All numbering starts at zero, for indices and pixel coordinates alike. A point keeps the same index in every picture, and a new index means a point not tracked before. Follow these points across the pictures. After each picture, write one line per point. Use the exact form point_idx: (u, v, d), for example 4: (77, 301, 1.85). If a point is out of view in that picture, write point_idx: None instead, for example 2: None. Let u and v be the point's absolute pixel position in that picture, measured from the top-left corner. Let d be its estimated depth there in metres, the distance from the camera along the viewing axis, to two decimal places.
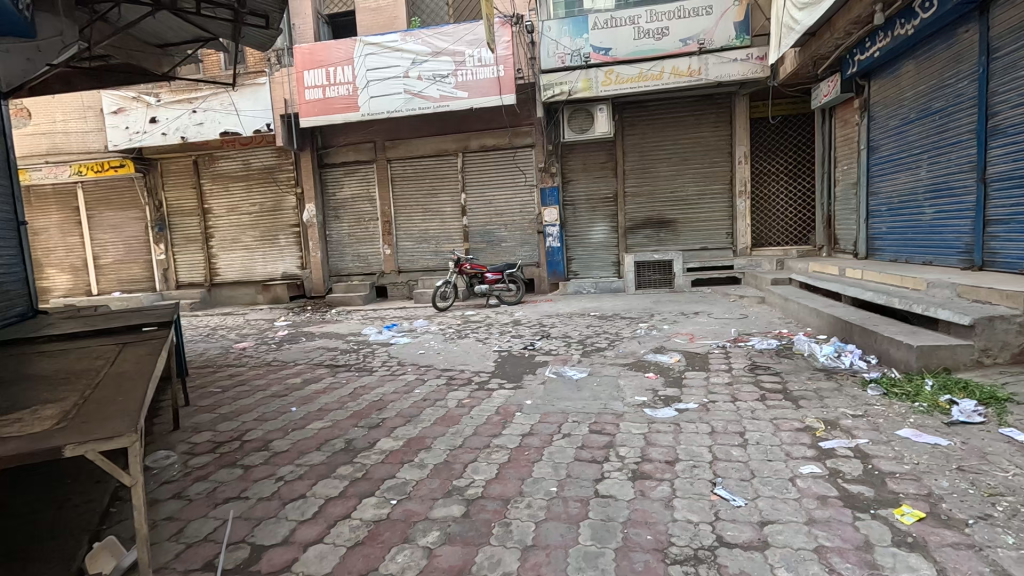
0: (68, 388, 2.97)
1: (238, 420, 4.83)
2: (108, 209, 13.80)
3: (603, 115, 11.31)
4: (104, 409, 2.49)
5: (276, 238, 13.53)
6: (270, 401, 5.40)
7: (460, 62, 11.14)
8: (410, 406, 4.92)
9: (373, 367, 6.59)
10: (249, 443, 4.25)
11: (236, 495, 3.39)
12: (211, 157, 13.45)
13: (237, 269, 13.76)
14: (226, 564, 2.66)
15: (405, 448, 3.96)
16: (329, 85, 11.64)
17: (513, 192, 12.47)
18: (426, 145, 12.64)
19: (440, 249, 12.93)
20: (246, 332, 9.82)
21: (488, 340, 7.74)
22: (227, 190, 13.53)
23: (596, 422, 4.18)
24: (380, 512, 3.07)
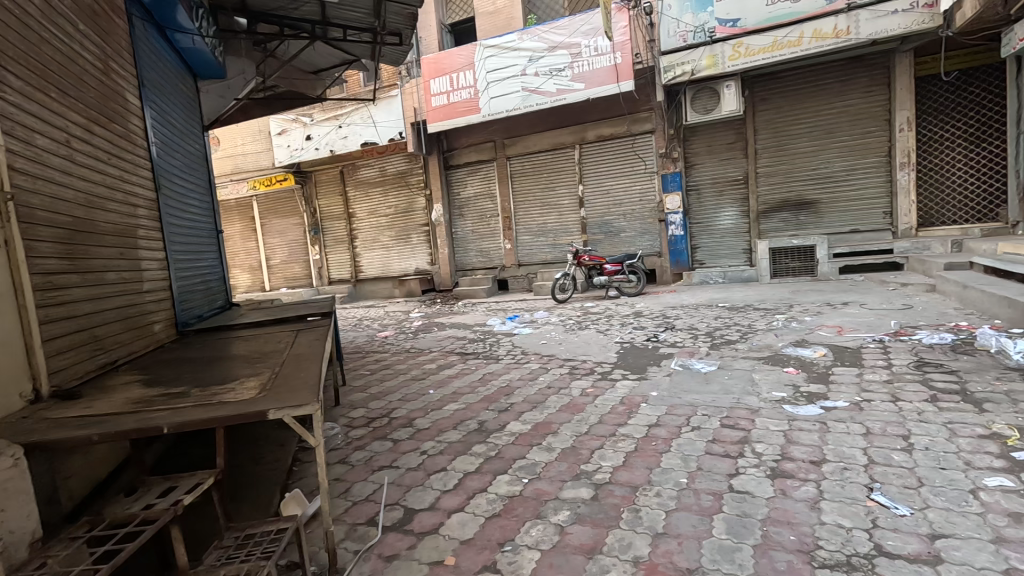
0: (262, 365, 3.62)
1: (385, 399, 5.44)
2: (275, 218, 16.17)
3: (730, 92, 10.55)
4: (291, 382, 3.00)
5: (409, 237, 14.75)
6: (411, 383, 5.98)
7: (576, 54, 11.15)
8: (536, 392, 5.13)
9: (499, 355, 6.95)
10: (395, 420, 4.78)
11: (389, 464, 3.85)
12: (353, 166, 15.04)
13: (377, 266, 15.28)
14: (385, 522, 3.06)
15: (532, 432, 4.16)
16: (453, 90, 12.40)
17: (632, 181, 12.17)
18: (543, 140, 12.86)
19: (559, 242, 13.10)
20: (386, 323, 10.91)
21: (609, 331, 7.72)
22: (367, 195, 15.06)
23: (728, 416, 4.00)
24: (513, 489, 3.28)
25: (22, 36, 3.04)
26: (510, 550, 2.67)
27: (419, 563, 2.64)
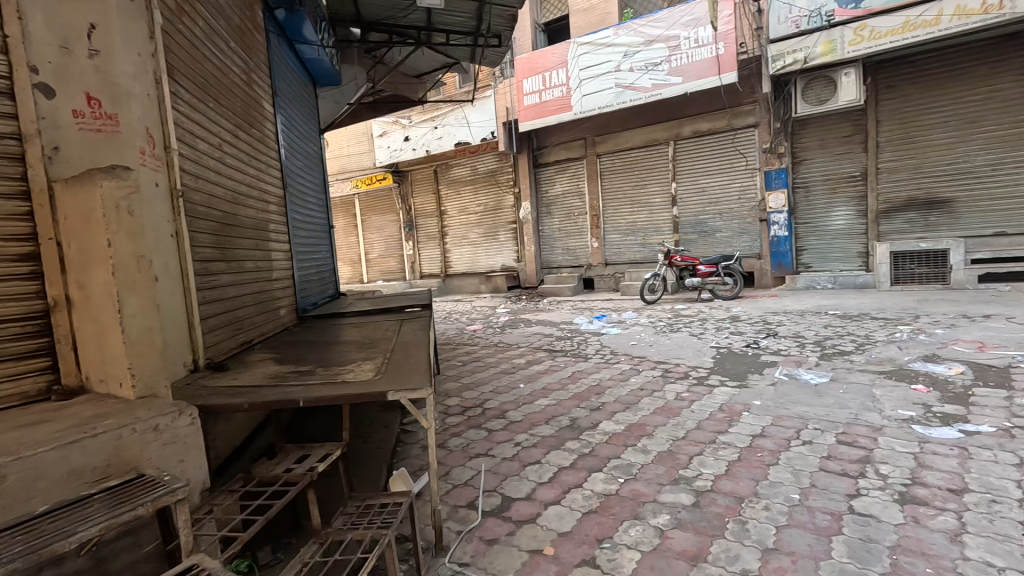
0: (374, 350, 3.91)
1: (478, 390, 5.63)
2: (374, 215, 17.25)
3: (849, 80, 9.66)
4: (403, 367, 3.22)
5: (497, 234, 15.07)
6: (502, 376, 6.14)
7: (675, 47, 10.76)
8: (628, 393, 5.06)
9: (588, 354, 6.92)
10: (489, 411, 4.94)
11: (485, 452, 4.00)
12: (446, 165, 15.63)
13: (465, 262, 15.79)
14: (485, 507, 3.18)
15: (626, 432, 4.12)
16: (545, 89, 12.51)
17: (731, 178, 11.53)
18: (635, 137, 12.57)
19: (649, 241, 12.74)
20: (474, 317, 11.27)
21: (704, 335, 7.40)
22: (459, 193, 15.59)
23: (845, 432, 3.69)
24: (609, 487, 3.27)
25: (192, 55, 3.54)
26: (610, 547, 2.67)
27: (519, 549, 2.72)
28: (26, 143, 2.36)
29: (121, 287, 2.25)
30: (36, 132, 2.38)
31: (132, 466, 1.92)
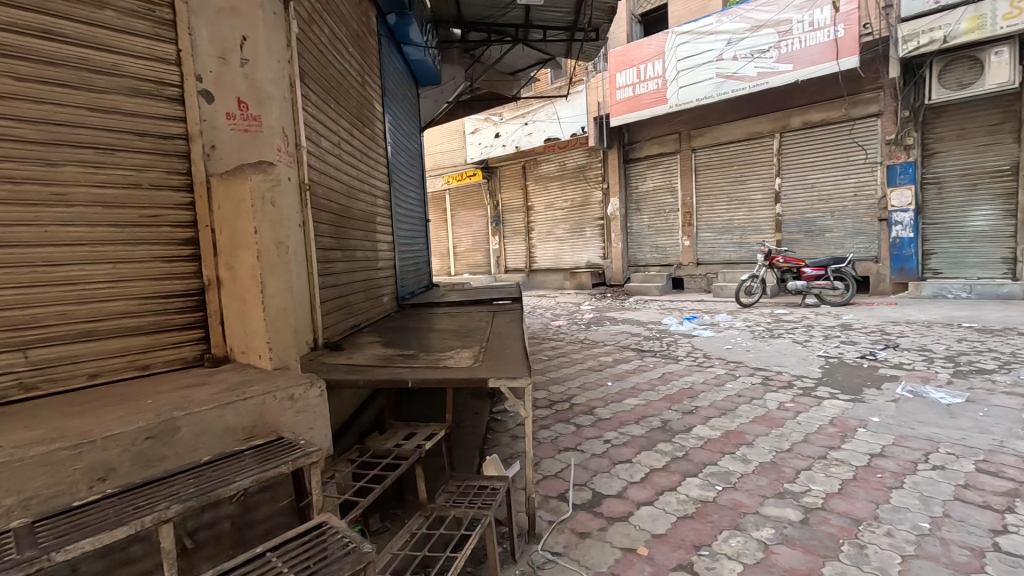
0: (471, 339, 4.05)
1: (565, 385, 5.65)
2: (463, 210, 17.81)
3: (1000, 60, 8.46)
4: (500, 356, 3.31)
5: (583, 230, 14.94)
6: (589, 373, 6.11)
7: (786, 32, 10.00)
8: (724, 399, 4.82)
9: (678, 356, 6.68)
10: (577, 406, 4.94)
11: (573, 446, 4.01)
12: (535, 161, 15.73)
13: (550, 258, 15.85)
14: (576, 500, 3.19)
15: (723, 439, 3.93)
16: (639, 82, 12.18)
17: (845, 173, 10.52)
18: (736, 130, 11.87)
19: (746, 240, 11.99)
20: (559, 312, 11.28)
21: (809, 342, 6.86)
22: (546, 189, 15.64)
23: (986, 461, 3.26)
24: (706, 494, 3.15)
25: (319, 61, 3.87)
26: (708, 555, 2.57)
27: (612, 546, 2.70)
28: (192, 142, 2.73)
29: (264, 269, 2.50)
30: (199, 133, 2.76)
31: (274, 429, 2.16)
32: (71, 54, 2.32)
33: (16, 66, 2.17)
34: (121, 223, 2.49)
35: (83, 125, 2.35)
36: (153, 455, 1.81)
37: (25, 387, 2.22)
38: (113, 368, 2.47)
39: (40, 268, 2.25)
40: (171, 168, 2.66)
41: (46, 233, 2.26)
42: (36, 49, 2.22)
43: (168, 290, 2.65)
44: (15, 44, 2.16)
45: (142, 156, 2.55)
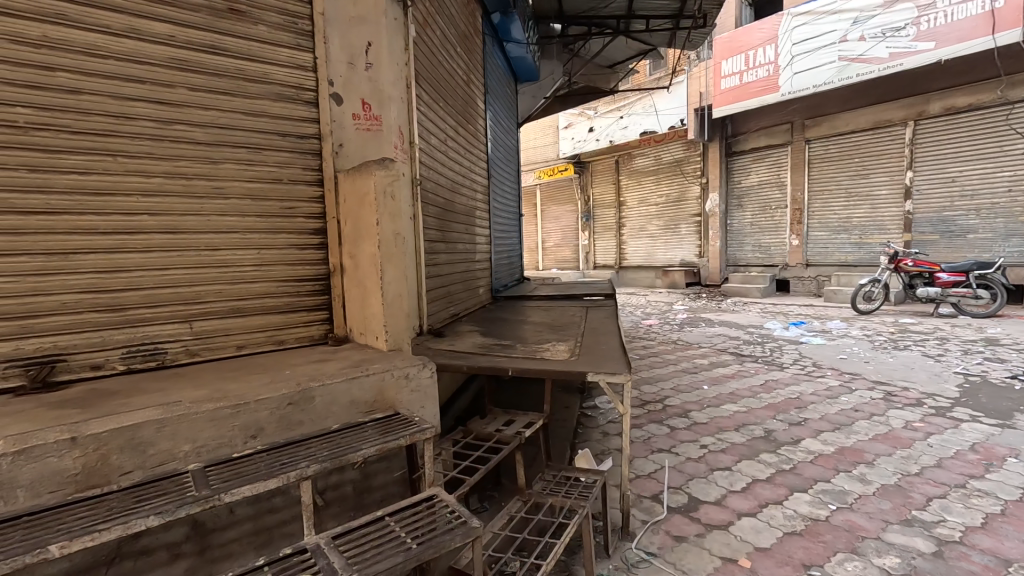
0: (566, 332, 4.08)
1: (658, 386, 5.50)
2: (554, 205, 17.84)
3: None
4: (597, 351, 3.30)
5: (678, 227, 14.35)
6: (683, 375, 5.90)
7: (926, 6, 8.88)
8: (838, 413, 4.42)
9: (784, 363, 6.23)
10: (670, 407, 4.80)
11: (667, 448, 3.90)
12: (629, 155, 15.34)
13: (642, 255, 15.43)
14: (671, 503, 3.11)
15: (837, 455, 3.62)
16: (748, 70, 11.42)
17: (997, 165, 9.13)
18: (859, 118, 10.76)
19: (866, 241, 10.85)
20: (650, 311, 10.96)
21: (943, 357, 6.07)
22: (640, 184, 15.20)
23: None
24: (817, 511, 2.93)
25: (431, 62, 4.07)
26: None
27: (711, 553, 2.61)
28: (324, 142, 3.01)
29: (383, 258, 2.71)
30: (330, 133, 3.04)
31: (391, 405, 2.34)
32: (231, 66, 2.67)
33: (190, 78, 2.54)
34: (266, 214, 2.82)
35: (239, 128, 2.70)
36: (293, 419, 2.05)
37: (190, 352, 2.60)
38: (256, 341, 2.81)
39: (203, 252, 2.62)
40: (306, 164, 2.96)
41: (208, 222, 2.63)
42: (205, 63, 2.58)
43: (300, 274, 2.96)
44: (190, 59, 2.54)
45: (283, 154, 2.87)
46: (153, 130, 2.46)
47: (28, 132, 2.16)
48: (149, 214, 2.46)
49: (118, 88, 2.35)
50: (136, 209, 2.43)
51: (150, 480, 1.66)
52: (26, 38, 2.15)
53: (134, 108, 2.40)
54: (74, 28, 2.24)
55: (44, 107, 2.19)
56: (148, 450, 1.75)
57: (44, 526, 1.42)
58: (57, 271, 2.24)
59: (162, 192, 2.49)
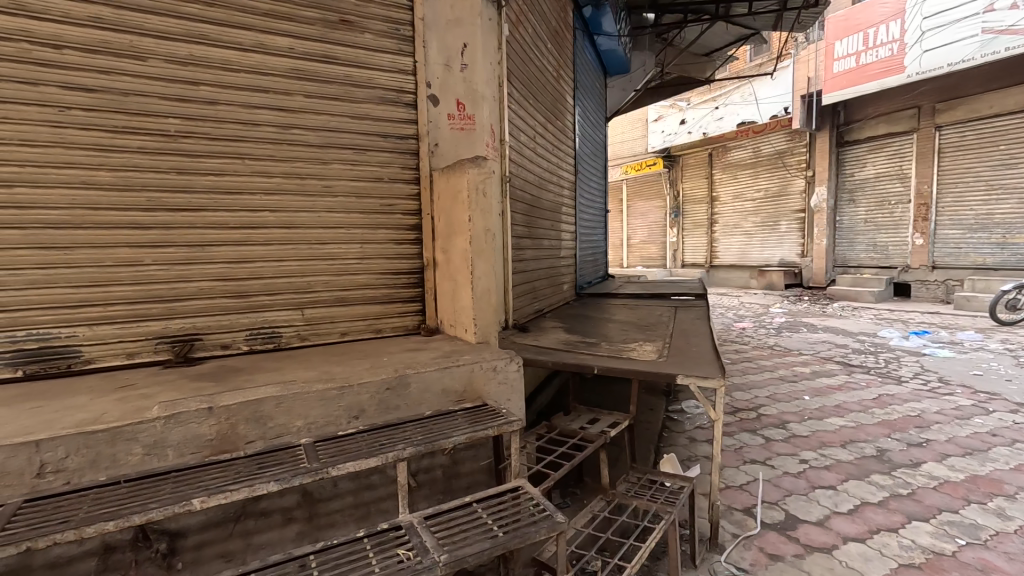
0: (653, 333, 3.96)
1: (752, 393, 5.17)
2: (640, 201, 17.33)
3: None
4: (688, 354, 3.17)
5: (778, 224, 13.33)
6: (781, 383, 5.50)
7: None
8: (970, 436, 3.89)
9: (902, 376, 5.58)
10: (766, 417, 4.50)
11: (761, 460, 3.66)
12: (724, 148, 14.48)
13: (735, 253, 14.54)
14: (765, 518, 2.92)
15: (968, 485, 3.19)
16: (866, 50, 10.28)
17: None
18: (1006, 99, 9.33)
19: (1011, 241, 9.42)
20: (743, 313, 10.32)
21: None
22: (735, 178, 14.30)
23: None
24: (941, 545, 2.60)
25: (522, 60, 4.11)
26: None
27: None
28: (421, 141, 3.16)
29: (474, 253, 2.79)
30: (427, 133, 3.18)
31: (479, 396, 2.42)
32: (341, 73, 2.88)
33: (305, 86, 2.78)
34: (368, 211, 3.02)
35: (346, 131, 2.91)
36: (390, 404, 2.19)
37: (301, 337, 2.86)
38: (357, 329, 3.03)
39: (314, 245, 2.86)
40: (404, 164, 3.12)
41: (318, 218, 2.87)
42: (318, 71, 2.81)
43: (397, 267, 3.13)
44: (305, 69, 2.78)
45: (384, 154, 3.05)
46: (275, 135, 2.72)
47: (176, 139, 2.50)
48: (270, 211, 2.74)
49: (247, 98, 2.64)
50: (259, 206, 2.71)
51: (270, 450, 1.86)
52: (176, 57, 2.47)
53: (260, 115, 2.68)
54: (213, 46, 2.55)
55: (189, 117, 2.52)
56: (268, 423, 1.95)
57: (188, 482, 1.64)
58: (197, 261, 2.57)
59: (281, 191, 2.76)
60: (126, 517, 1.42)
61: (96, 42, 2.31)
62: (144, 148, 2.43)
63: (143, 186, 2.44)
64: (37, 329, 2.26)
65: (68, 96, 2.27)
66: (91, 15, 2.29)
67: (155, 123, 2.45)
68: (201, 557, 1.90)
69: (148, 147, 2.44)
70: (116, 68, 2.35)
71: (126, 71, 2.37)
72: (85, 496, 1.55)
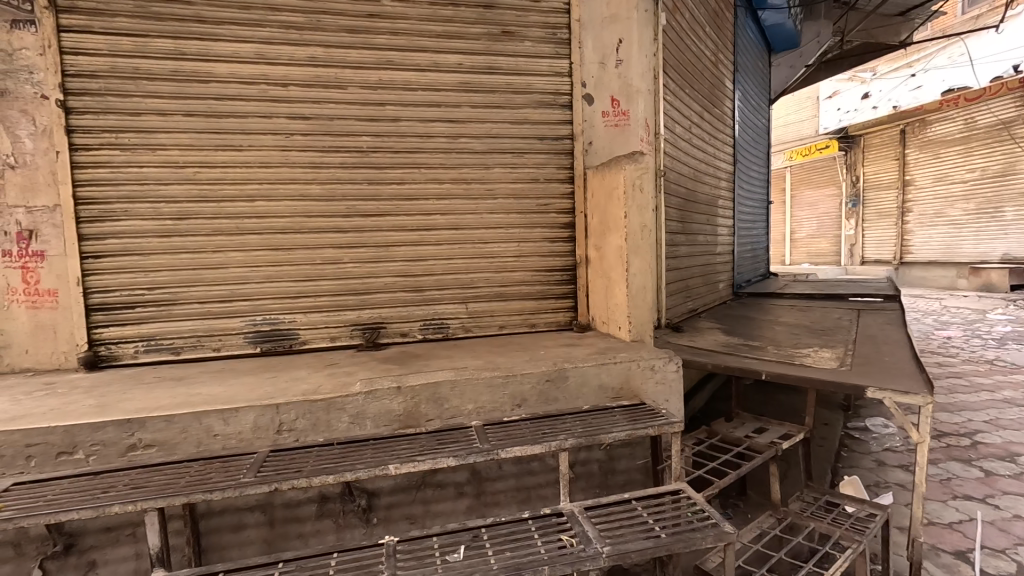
0: (831, 338, 3.51)
1: (964, 416, 4.28)
2: (808, 189, 15.36)
3: None
4: (878, 364, 2.75)
5: (1001, 210, 10.78)
6: (1008, 406, 4.45)
7: None
8: None
9: None
10: (985, 446, 3.69)
11: (980, 498, 3.01)
12: (923, 121, 12.06)
13: (938, 247, 12.15)
14: (987, 567, 2.41)
15: None
16: None
17: None
18: None
19: None
20: (949, 319, 8.56)
21: None
22: (937, 157, 11.90)
23: None
24: None
25: (679, 47, 3.93)
26: None
27: None
28: (576, 141, 3.21)
29: (630, 251, 2.73)
30: (582, 132, 3.22)
31: (636, 394, 2.39)
32: (502, 81, 3.06)
33: (471, 97, 3.02)
34: (525, 212, 3.16)
35: (506, 136, 3.10)
36: (550, 395, 2.29)
37: (465, 328, 3.11)
38: (513, 323, 3.20)
39: (477, 244, 3.09)
40: (559, 164, 3.21)
41: (481, 219, 3.09)
42: (482, 82, 3.03)
43: (551, 265, 3.24)
44: (471, 81, 3.01)
45: (540, 155, 3.17)
46: (445, 145, 3.01)
47: (368, 154, 2.89)
48: (441, 214, 3.03)
49: (423, 114, 2.95)
50: (431, 210, 3.01)
51: (447, 428, 2.07)
52: (369, 83, 2.86)
53: (433, 127, 2.98)
54: (397, 69, 2.90)
55: (378, 134, 2.90)
56: (444, 404, 2.18)
57: (384, 450, 1.90)
58: (383, 259, 2.95)
59: (450, 196, 3.04)
60: (341, 473, 1.70)
61: (311, 77, 2.78)
62: (344, 164, 2.87)
63: (344, 196, 2.88)
64: (270, 315, 2.81)
65: (291, 124, 2.77)
66: (308, 55, 2.76)
67: (352, 142, 2.87)
68: (392, 516, 2.20)
69: (347, 162, 2.87)
70: (325, 98, 2.81)
71: (332, 100, 2.82)
72: (311, 452, 1.89)
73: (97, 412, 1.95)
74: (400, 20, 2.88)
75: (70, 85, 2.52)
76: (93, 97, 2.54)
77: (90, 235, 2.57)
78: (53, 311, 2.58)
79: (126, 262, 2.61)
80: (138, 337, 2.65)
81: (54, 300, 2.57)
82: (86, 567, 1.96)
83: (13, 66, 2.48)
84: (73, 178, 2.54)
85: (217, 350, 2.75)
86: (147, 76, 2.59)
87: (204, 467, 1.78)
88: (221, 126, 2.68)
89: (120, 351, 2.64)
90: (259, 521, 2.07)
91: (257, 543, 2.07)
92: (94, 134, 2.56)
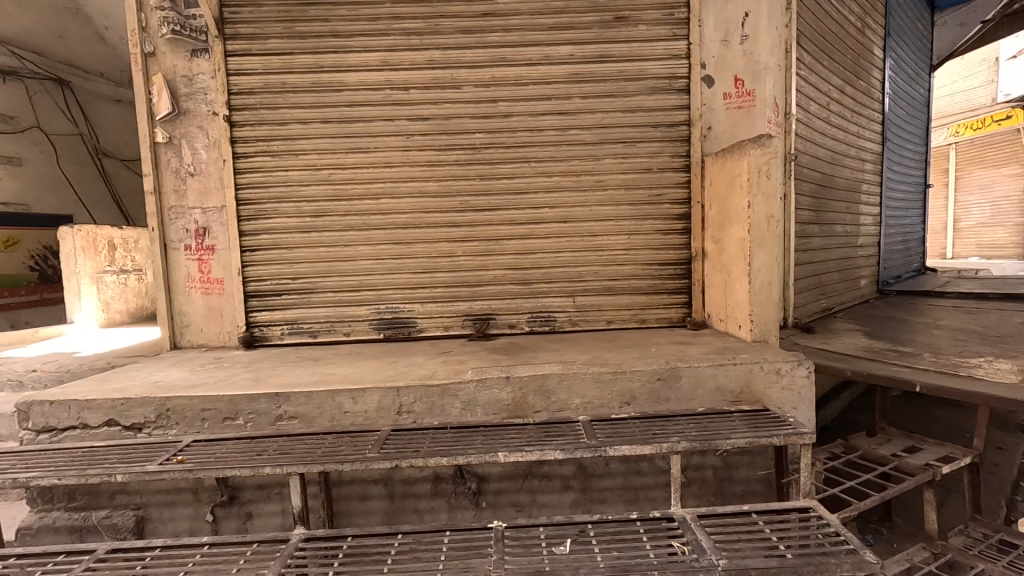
0: (1011, 346, 2.92)
1: None
2: (978, 169, 12.87)
3: None
4: None
5: None
6: None
7: None
8: None
9: None
10: None
11: None
12: None
13: None
14: None
15: None
16: None
17: None
18: None
19: None
20: None
21: None
22: None
23: None
24: None
25: (817, 15, 3.51)
26: None
27: None
28: (692, 127, 3.02)
29: (753, 244, 2.51)
30: (700, 117, 3.01)
31: (759, 399, 2.21)
32: (616, 69, 2.98)
33: (583, 87, 2.97)
34: (637, 203, 3.06)
35: (618, 126, 3.01)
36: (662, 394, 2.19)
37: (572, 322, 3.10)
38: (623, 318, 3.11)
39: (586, 237, 3.06)
40: (674, 151, 3.04)
41: (590, 211, 3.05)
42: (594, 72, 2.97)
43: (662, 258, 3.09)
44: (583, 72, 2.97)
45: (654, 144, 3.03)
46: (556, 137, 3.00)
47: (480, 150, 2.99)
48: (550, 207, 3.04)
49: (534, 107, 2.97)
50: (540, 204, 3.03)
51: (555, 421, 2.07)
52: (482, 82, 2.95)
53: (544, 121, 2.98)
54: (509, 65, 2.95)
55: (491, 130, 2.98)
56: (552, 397, 2.19)
57: (494, 438, 1.95)
58: (494, 252, 3.04)
59: (559, 188, 3.03)
60: (454, 456, 1.78)
61: (429, 80, 2.93)
62: (458, 161, 2.99)
63: (458, 192, 3.01)
64: (391, 304, 3.03)
65: (411, 126, 2.95)
66: (427, 59, 2.92)
67: (465, 139, 2.98)
68: (499, 501, 2.28)
69: (461, 159, 2.99)
70: (442, 97, 2.95)
71: (448, 100, 2.95)
72: (427, 434, 2.00)
73: (254, 385, 2.25)
74: (512, 16, 2.92)
75: (235, 103, 2.91)
76: (251, 111, 2.92)
77: (248, 232, 2.97)
78: (221, 297, 3.01)
79: (276, 254, 2.98)
80: (284, 321, 3.02)
81: (221, 287, 3.01)
82: (245, 517, 2.29)
83: (193, 89, 2.93)
84: (236, 183, 2.95)
85: (347, 335, 3.03)
86: (292, 89, 2.91)
87: (337, 440, 1.97)
88: (352, 130, 2.94)
89: (270, 332, 3.03)
90: (381, 493, 2.26)
91: (380, 513, 2.26)
92: (251, 143, 2.94)
